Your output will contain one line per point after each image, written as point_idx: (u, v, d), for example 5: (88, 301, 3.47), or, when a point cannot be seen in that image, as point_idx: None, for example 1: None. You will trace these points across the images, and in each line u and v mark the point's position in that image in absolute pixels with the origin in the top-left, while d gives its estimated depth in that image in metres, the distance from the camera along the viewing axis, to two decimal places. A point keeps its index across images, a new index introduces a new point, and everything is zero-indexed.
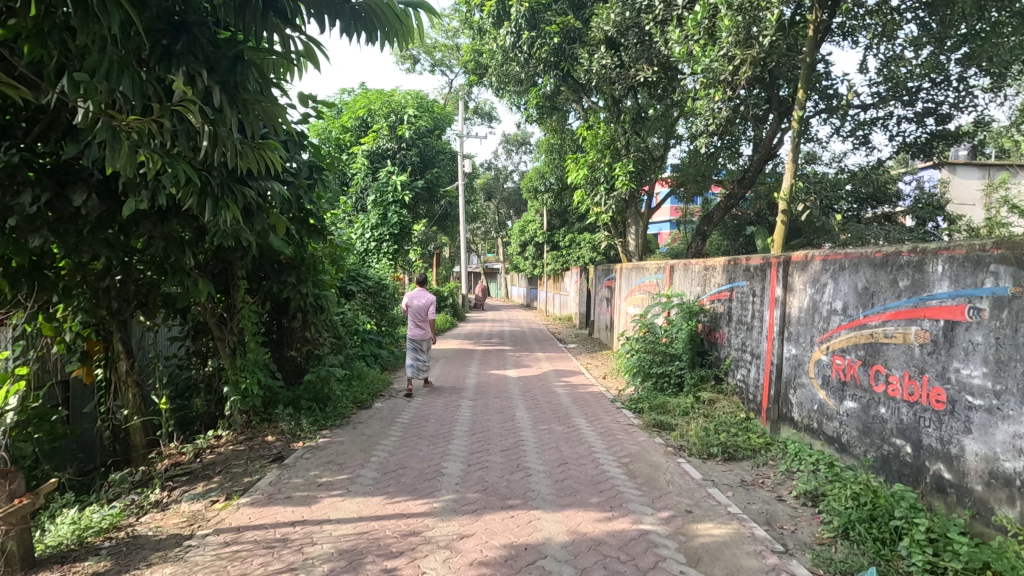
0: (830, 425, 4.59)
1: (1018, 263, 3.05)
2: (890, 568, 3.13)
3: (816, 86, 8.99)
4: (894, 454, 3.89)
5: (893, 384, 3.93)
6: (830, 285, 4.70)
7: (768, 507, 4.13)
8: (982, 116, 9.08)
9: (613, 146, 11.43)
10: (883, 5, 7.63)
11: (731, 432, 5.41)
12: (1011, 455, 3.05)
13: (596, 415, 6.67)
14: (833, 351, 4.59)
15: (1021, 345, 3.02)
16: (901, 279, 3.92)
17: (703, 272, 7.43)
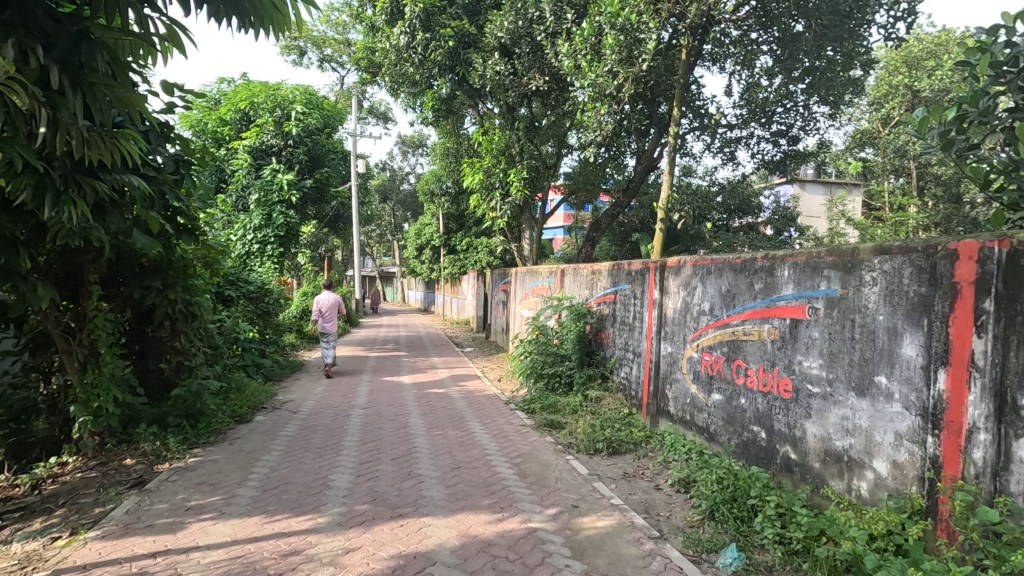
0: (700, 417, 5.01)
1: (845, 268, 3.55)
2: (747, 543, 3.48)
3: (690, 105, 9.80)
4: (752, 440, 4.33)
5: (751, 377, 4.38)
6: (699, 288, 5.13)
7: (647, 496, 4.41)
8: (823, 138, 10.40)
9: (507, 153, 11.63)
10: (744, 37, 8.47)
11: (615, 428, 5.72)
12: (841, 435, 3.52)
13: (490, 418, 6.74)
14: (702, 348, 5.02)
15: (848, 339, 3.51)
16: (756, 282, 4.38)
17: (590, 276, 7.78)
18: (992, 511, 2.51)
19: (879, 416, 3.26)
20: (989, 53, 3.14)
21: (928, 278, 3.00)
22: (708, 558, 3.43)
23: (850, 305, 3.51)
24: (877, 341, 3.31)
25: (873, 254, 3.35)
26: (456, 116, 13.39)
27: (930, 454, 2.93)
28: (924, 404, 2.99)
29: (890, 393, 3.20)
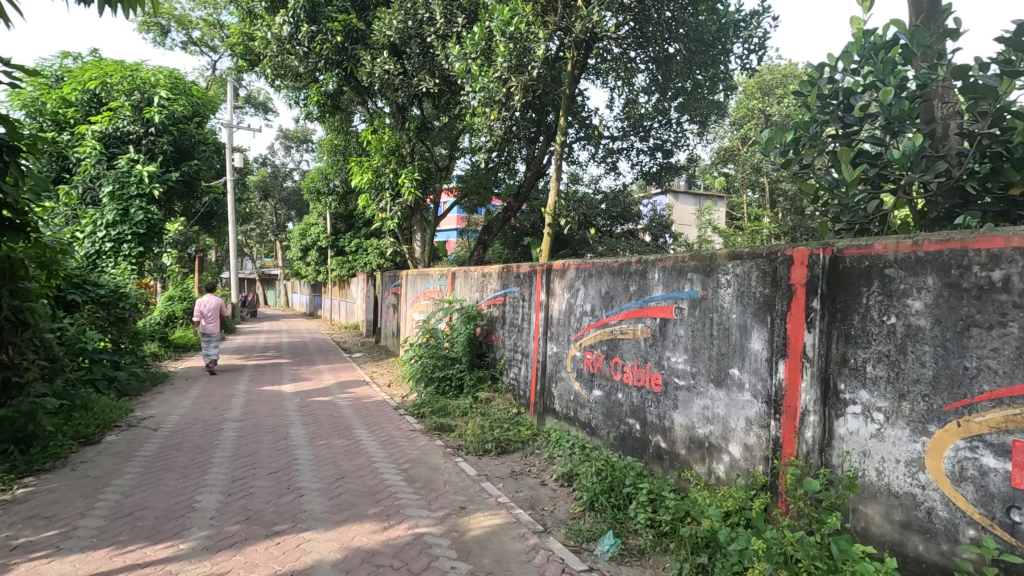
0: (582, 413, 5.26)
1: (705, 272, 3.92)
2: (623, 529, 3.72)
3: (575, 116, 10.25)
4: (628, 432, 4.63)
5: (627, 373, 4.68)
6: (581, 290, 5.39)
7: (533, 492, 4.55)
8: (693, 154, 11.40)
9: (398, 153, 11.42)
10: (624, 55, 9.02)
11: (504, 427, 5.83)
12: (702, 422, 3.87)
13: (379, 424, 6.56)
14: (584, 348, 5.28)
15: (708, 336, 3.88)
16: (631, 284, 4.69)
17: (481, 278, 7.85)
18: (817, 482, 2.90)
19: (733, 405, 3.63)
20: (817, 87, 3.63)
21: (771, 281, 3.41)
22: (588, 548, 3.61)
23: (709, 305, 3.88)
24: (731, 337, 3.69)
25: (728, 259, 3.73)
26: (344, 112, 12.89)
27: (772, 435, 3.32)
28: (768, 392, 3.38)
29: (741, 383, 3.59)
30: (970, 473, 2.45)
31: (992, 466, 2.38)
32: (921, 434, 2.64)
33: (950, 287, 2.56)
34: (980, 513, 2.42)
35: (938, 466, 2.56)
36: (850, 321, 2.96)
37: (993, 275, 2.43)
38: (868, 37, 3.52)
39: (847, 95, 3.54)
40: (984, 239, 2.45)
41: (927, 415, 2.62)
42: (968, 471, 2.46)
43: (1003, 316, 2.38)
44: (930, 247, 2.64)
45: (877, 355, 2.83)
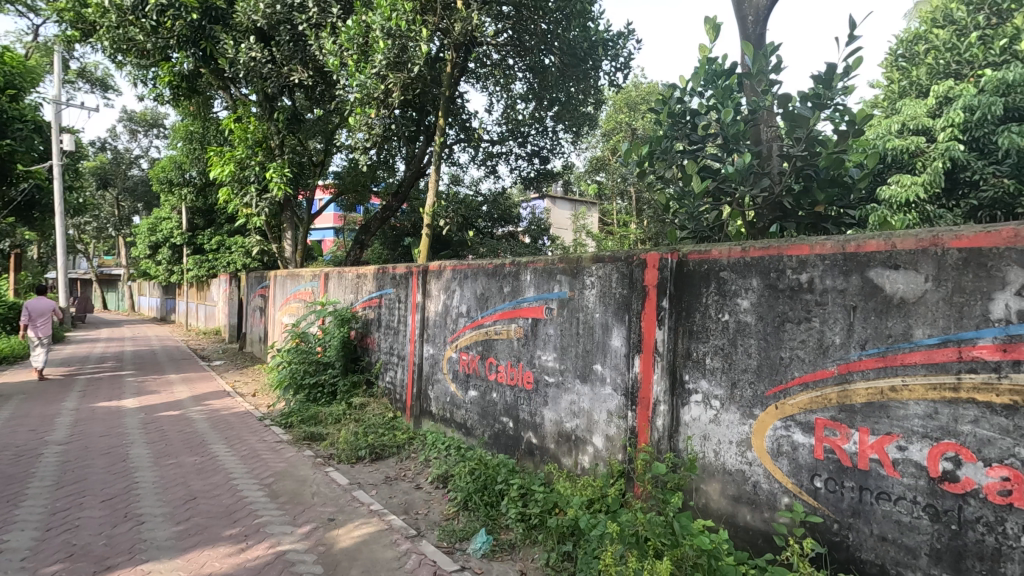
0: (459, 414, 5.29)
1: (571, 274, 4.14)
2: (495, 526, 3.79)
3: (455, 118, 10.27)
4: (502, 430, 4.73)
5: (501, 372, 4.79)
6: (457, 292, 5.42)
7: (407, 497, 4.48)
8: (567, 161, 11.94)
9: (265, 145, 10.64)
10: (502, 62, 9.22)
11: (379, 433, 5.67)
12: (569, 417, 4.08)
13: (239, 438, 6.04)
14: (460, 349, 5.31)
15: (574, 334, 4.09)
16: (504, 286, 4.80)
17: (355, 279, 7.55)
18: (665, 466, 3.18)
19: (596, 398, 3.88)
20: (669, 106, 3.99)
21: (628, 282, 3.70)
22: (461, 547, 3.64)
23: (575, 305, 4.10)
24: (594, 335, 3.93)
25: (592, 262, 3.97)
26: (201, 96, 11.70)
27: (630, 425, 3.60)
28: (626, 385, 3.66)
29: (603, 378, 3.84)
30: (784, 449, 2.84)
31: (800, 441, 2.78)
32: (748, 417, 3.01)
33: (770, 288, 2.95)
34: (792, 483, 2.81)
35: (762, 444, 2.94)
36: (693, 319, 3.30)
37: (801, 277, 2.84)
38: (711, 64, 3.91)
39: (692, 115, 3.94)
40: (794, 246, 2.85)
41: (752, 401, 2.99)
42: (783, 448, 2.85)
43: (808, 312, 2.79)
44: (754, 253, 3.03)
45: (714, 349, 3.18)
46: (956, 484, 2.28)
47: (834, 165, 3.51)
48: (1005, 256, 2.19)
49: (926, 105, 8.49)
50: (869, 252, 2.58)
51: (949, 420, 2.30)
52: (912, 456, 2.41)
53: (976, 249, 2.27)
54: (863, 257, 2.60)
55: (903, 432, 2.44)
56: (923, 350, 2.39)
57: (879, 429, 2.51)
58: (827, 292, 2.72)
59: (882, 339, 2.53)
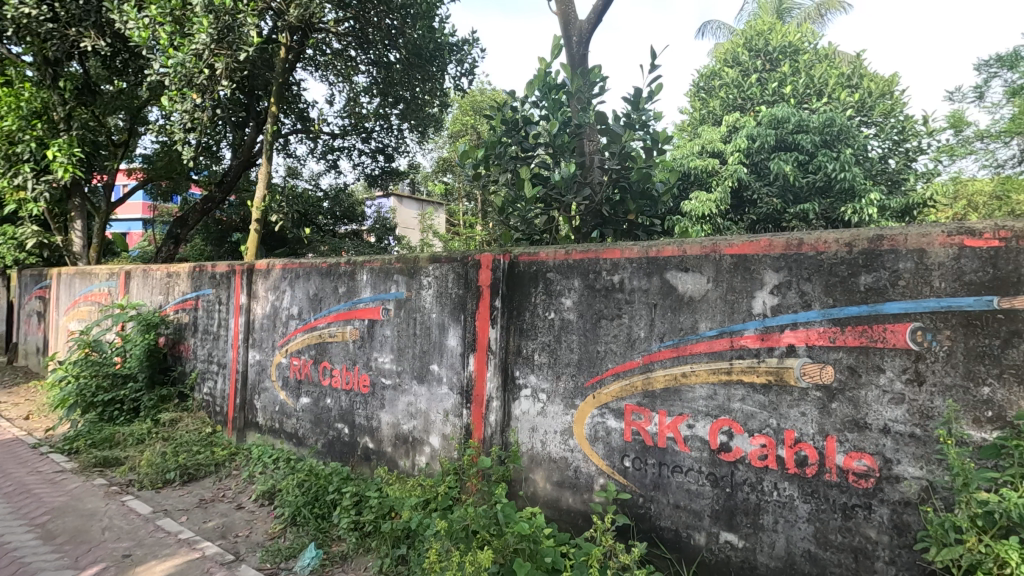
0: (288, 423, 4.93)
1: (409, 274, 4.09)
2: (326, 538, 3.60)
3: (291, 105, 9.55)
4: (337, 437, 4.51)
5: (335, 377, 4.57)
6: (287, 293, 5.05)
7: (225, 519, 4.06)
8: (414, 161, 11.72)
9: (45, 117, 8.90)
10: (343, 52, 8.74)
11: (193, 451, 5.05)
12: (406, 418, 4.03)
13: (2, 472, 4.95)
14: (290, 353, 4.96)
15: (411, 335, 4.06)
16: (339, 286, 4.59)
17: (165, 278, 6.64)
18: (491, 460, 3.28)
19: (433, 398, 3.88)
20: (504, 112, 4.17)
21: (463, 283, 3.77)
22: (286, 567, 3.40)
23: (412, 305, 4.06)
24: (431, 335, 3.93)
25: (428, 263, 3.97)
26: None
27: (465, 423, 3.67)
28: (461, 383, 3.72)
29: (440, 377, 3.86)
30: (600, 434, 3.12)
31: (612, 426, 3.08)
32: (570, 407, 3.25)
33: (588, 288, 3.22)
34: (606, 464, 3.10)
35: (581, 431, 3.20)
36: (523, 317, 3.48)
37: (614, 278, 3.14)
38: (545, 75, 4.19)
39: (525, 123, 4.17)
40: (608, 250, 3.15)
41: (574, 392, 3.24)
42: (599, 433, 3.13)
43: (620, 309, 3.10)
44: (576, 255, 3.28)
45: (542, 345, 3.38)
46: (729, 454, 2.70)
47: (643, 178, 3.95)
48: (763, 260, 2.65)
49: (720, 132, 9.99)
50: (667, 257, 2.95)
51: (724, 400, 2.72)
52: (698, 432, 2.80)
53: (744, 255, 2.71)
54: (662, 261, 2.96)
55: (691, 412, 2.82)
56: (705, 341, 2.80)
57: (674, 410, 2.87)
58: (634, 292, 3.05)
59: (676, 332, 2.90)
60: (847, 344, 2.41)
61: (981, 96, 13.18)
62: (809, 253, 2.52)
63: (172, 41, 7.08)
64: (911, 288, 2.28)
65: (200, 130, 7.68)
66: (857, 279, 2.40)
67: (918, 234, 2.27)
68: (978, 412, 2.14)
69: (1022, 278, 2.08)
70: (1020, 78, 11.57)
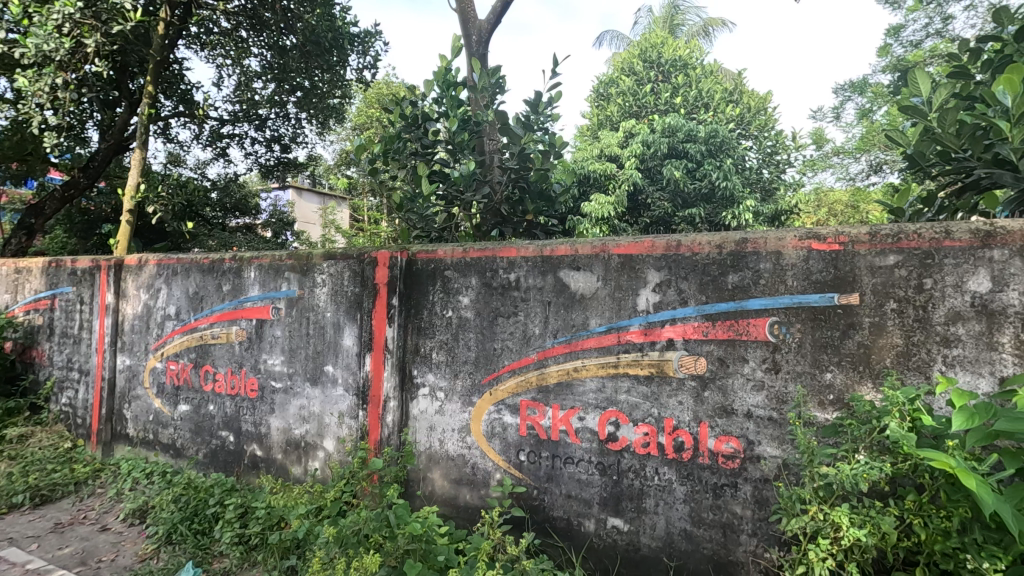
0: (165, 433, 4.52)
1: (301, 271, 3.90)
2: (206, 556, 3.34)
3: (172, 87, 8.56)
4: (221, 446, 4.20)
5: (219, 382, 4.25)
6: (164, 291, 4.61)
7: (86, 544, 3.64)
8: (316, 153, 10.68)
9: None
10: (233, 33, 7.87)
11: (47, 469, 4.47)
12: (298, 423, 3.84)
13: None
14: (167, 357, 4.54)
15: (304, 335, 3.87)
16: (224, 283, 4.27)
17: (13, 275, 5.79)
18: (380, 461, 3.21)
19: (327, 400, 3.73)
20: (402, 107, 4.08)
21: (360, 280, 3.65)
22: None
23: (305, 304, 3.87)
24: (325, 335, 3.77)
25: (323, 259, 3.80)
26: None
27: (361, 425, 3.56)
28: (357, 384, 3.61)
29: (335, 379, 3.71)
30: (496, 430, 3.17)
31: (508, 421, 3.14)
32: (467, 405, 3.26)
33: (485, 286, 3.25)
34: (502, 460, 3.15)
35: (478, 428, 3.22)
36: (421, 315, 3.44)
37: (510, 276, 3.19)
38: (446, 72, 4.14)
39: (424, 120, 4.10)
40: (504, 248, 3.20)
41: (471, 389, 3.26)
42: (496, 429, 3.17)
43: (516, 307, 3.16)
44: (474, 254, 3.30)
45: (440, 343, 3.37)
46: (616, 443, 2.85)
47: (542, 179, 4.03)
48: (646, 260, 2.82)
49: (618, 138, 10.50)
50: (561, 256, 3.04)
51: (612, 392, 2.86)
52: (587, 424, 2.92)
53: (630, 254, 2.86)
54: (556, 260, 3.05)
55: (582, 405, 2.94)
56: (595, 336, 2.93)
57: (566, 404, 2.98)
58: (530, 290, 3.12)
59: (568, 329, 3.01)
60: (717, 337, 2.63)
61: (838, 116, 14.89)
62: (685, 254, 2.72)
63: (27, 11, 6.38)
64: (770, 285, 2.53)
65: (61, 113, 6.66)
66: (726, 277, 2.63)
67: (776, 237, 2.53)
68: (821, 396, 2.42)
69: (856, 277, 2.38)
70: (868, 102, 13.20)
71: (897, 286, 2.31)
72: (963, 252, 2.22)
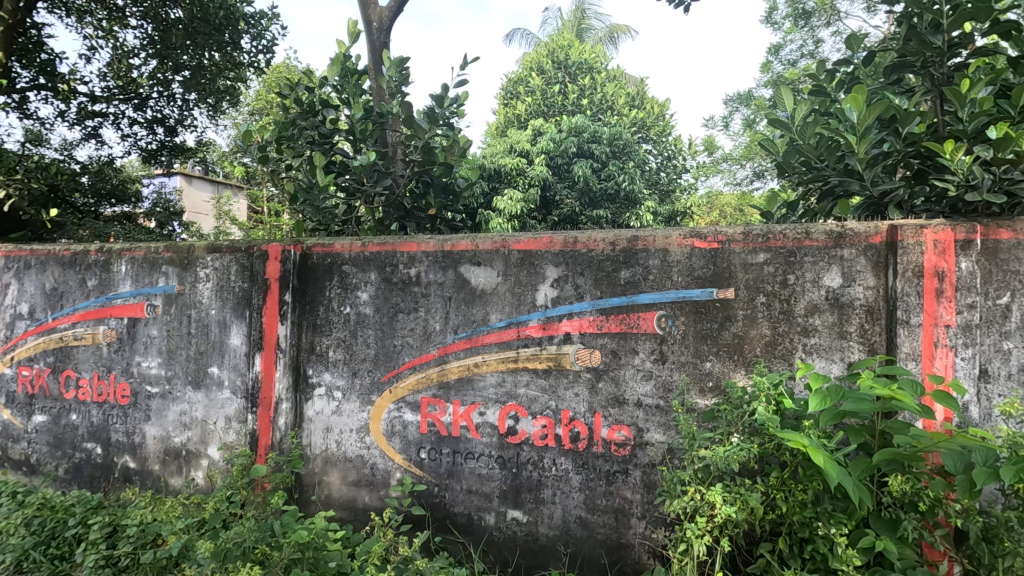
0: (16, 449, 3.97)
1: (181, 265, 3.57)
2: None
3: (27, 53, 7.08)
4: (85, 460, 3.76)
5: (83, 388, 3.80)
6: (13, 287, 4.05)
7: None
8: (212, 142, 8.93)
9: None
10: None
11: None
12: (178, 430, 3.53)
13: None
14: (18, 362, 4.00)
15: (184, 335, 3.56)
16: (89, 278, 3.82)
17: None
18: (263, 467, 3.05)
19: (212, 405, 3.46)
20: (297, 93, 3.86)
21: (248, 275, 3.41)
22: None
23: (186, 301, 3.56)
24: (210, 334, 3.49)
25: (206, 252, 3.51)
26: None
27: (250, 430, 3.33)
28: (246, 386, 3.37)
29: (220, 381, 3.45)
30: (396, 429, 3.10)
31: (409, 419, 3.08)
32: (366, 404, 3.16)
33: (385, 281, 3.16)
34: (402, 458, 3.09)
35: (378, 428, 3.13)
36: (316, 312, 3.28)
37: (411, 271, 3.13)
38: (345, 60, 3.97)
39: (322, 107, 3.89)
40: (405, 243, 3.13)
41: (370, 387, 3.16)
42: (396, 428, 3.10)
43: (416, 303, 3.10)
44: (373, 248, 3.19)
45: (337, 341, 3.23)
46: (515, 436, 2.89)
47: (446, 173, 3.98)
48: (545, 256, 2.88)
49: (528, 135, 10.64)
50: (462, 251, 3.02)
51: (511, 386, 2.90)
52: (488, 419, 2.94)
53: (530, 250, 2.90)
54: (457, 255, 3.03)
55: (482, 401, 2.95)
56: (495, 331, 2.94)
57: (467, 400, 2.98)
58: (430, 286, 3.08)
59: (469, 324, 3.00)
60: (610, 330, 2.74)
61: (727, 125, 16.06)
62: (582, 250, 2.80)
63: None
64: (658, 281, 2.68)
65: None
66: (618, 273, 2.74)
67: (663, 236, 2.68)
68: (702, 384, 2.60)
69: (732, 273, 2.58)
70: (752, 114, 14.36)
71: (766, 281, 2.53)
72: (819, 251, 2.47)
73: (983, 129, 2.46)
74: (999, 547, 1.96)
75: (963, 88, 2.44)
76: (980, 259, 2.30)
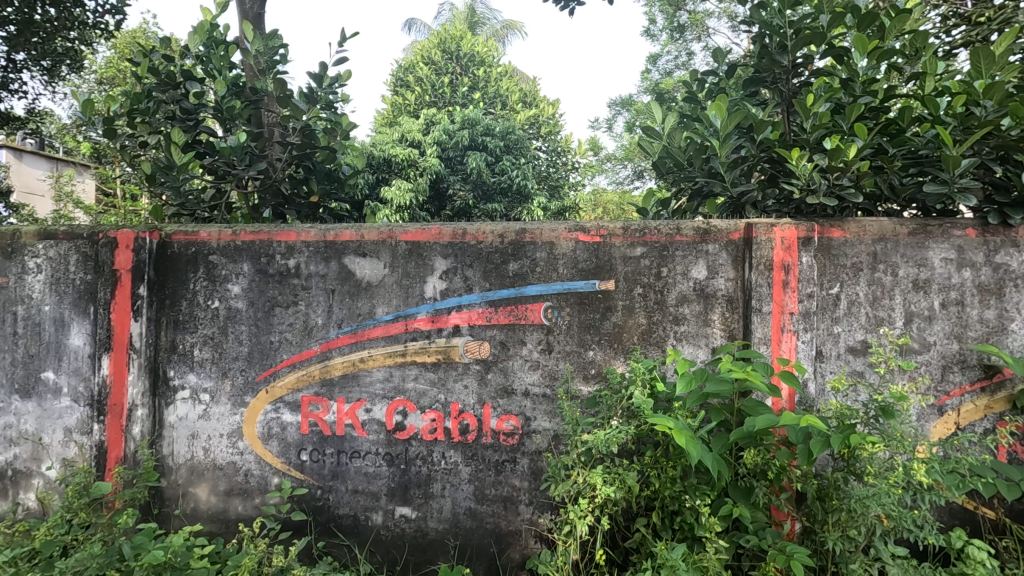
0: None
1: (3, 253, 3.04)
2: None
3: None
4: None
5: None
6: None
7: None
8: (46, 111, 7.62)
9: None
10: None
11: None
12: (1, 448, 3.01)
13: None
14: None
15: (7, 336, 3.03)
16: None
17: None
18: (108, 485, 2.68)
19: (45, 416, 2.99)
20: (152, 60, 3.42)
21: (92, 266, 2.98)
22: None
23: (10, 296, 3.03)
24: (42, 334, 3.01)
25: (36, 238, 3.02)
26: None
27: (96, 442, 2.93)
28: (91, 393, 2.96)
29: (56, 387, 2.99)
30: (274, 431, 2.89)
31: (288, 420, 2.89)
32: (239, 406, 2.91)
33: (260, 273, 2.92)
34: (281, 462, 2.89)
35: (253, 431, 2.91)
36: (178, 307, 2.96)
37: (289, 263, 2.92)
38: (211, 30, 3.60)
39: (184, 79, 3.48)
40: (283, 232, 2.91)
41: (243, 388, 2.92)
42: (274, 430, 2.89)
43: (295, 296, 2.90)
44: (246, 237, 2.94)
45: (203, 339, 2.94)
46: (403, 432, 2.82)
47: (328, 159, 3.76)
48: (433, 247, 2.83)
49: (419, 123, 10.40)
50: (346, 241, 2.88)
51: (399, 380, 2.83)
52: (374, 416, 2.84)
53: (417, 241, 2.84)
54: (341, 246, 2.88)
55: (368, 398, 2.85)
56: (382, 326, 2.84)
57: (352, 397, 2.86)
58: (311, 278, 2.90)
59: (354, 318, 2.87)
60: (499, 322, 2.76)
61: (610, 127, 16.90)
62: (471, 242, 2.79)
63: None
64: (545, 274, 2.75)
65: None
66: (507, 265, 2.77)
67: (550, 229, 2.75)
68: (585, 372, 2.71)
69: (612, 266, 2.71)
70: (632, 117, 15.25)
71: (643, 273, 2.69)
72: (689, 246, 2.67)
73: (822, 139, 2.81)
74: (829, 504, 2.25)
75: (808, 101, 2.75)
76: (817, 255, 2.63)
